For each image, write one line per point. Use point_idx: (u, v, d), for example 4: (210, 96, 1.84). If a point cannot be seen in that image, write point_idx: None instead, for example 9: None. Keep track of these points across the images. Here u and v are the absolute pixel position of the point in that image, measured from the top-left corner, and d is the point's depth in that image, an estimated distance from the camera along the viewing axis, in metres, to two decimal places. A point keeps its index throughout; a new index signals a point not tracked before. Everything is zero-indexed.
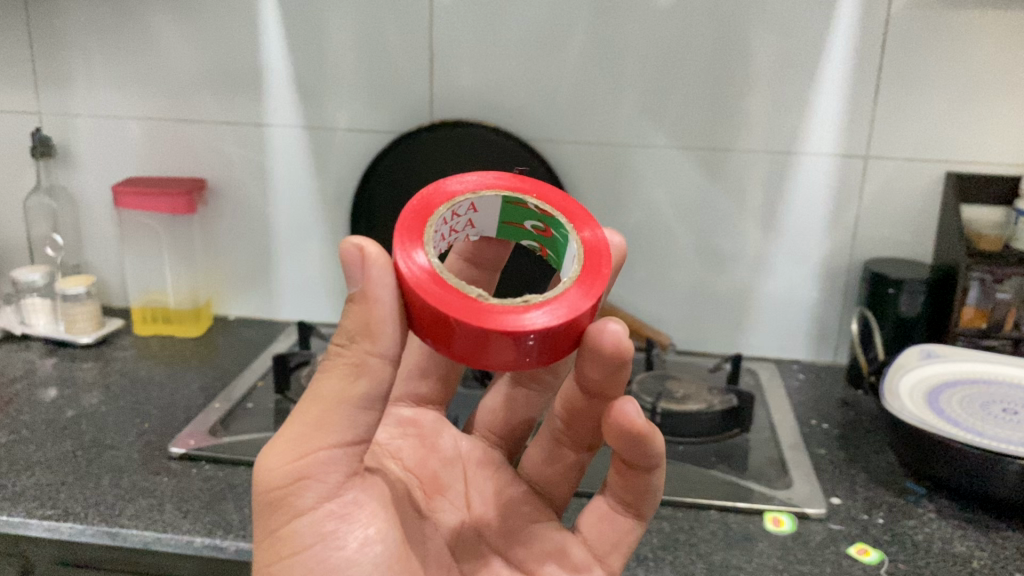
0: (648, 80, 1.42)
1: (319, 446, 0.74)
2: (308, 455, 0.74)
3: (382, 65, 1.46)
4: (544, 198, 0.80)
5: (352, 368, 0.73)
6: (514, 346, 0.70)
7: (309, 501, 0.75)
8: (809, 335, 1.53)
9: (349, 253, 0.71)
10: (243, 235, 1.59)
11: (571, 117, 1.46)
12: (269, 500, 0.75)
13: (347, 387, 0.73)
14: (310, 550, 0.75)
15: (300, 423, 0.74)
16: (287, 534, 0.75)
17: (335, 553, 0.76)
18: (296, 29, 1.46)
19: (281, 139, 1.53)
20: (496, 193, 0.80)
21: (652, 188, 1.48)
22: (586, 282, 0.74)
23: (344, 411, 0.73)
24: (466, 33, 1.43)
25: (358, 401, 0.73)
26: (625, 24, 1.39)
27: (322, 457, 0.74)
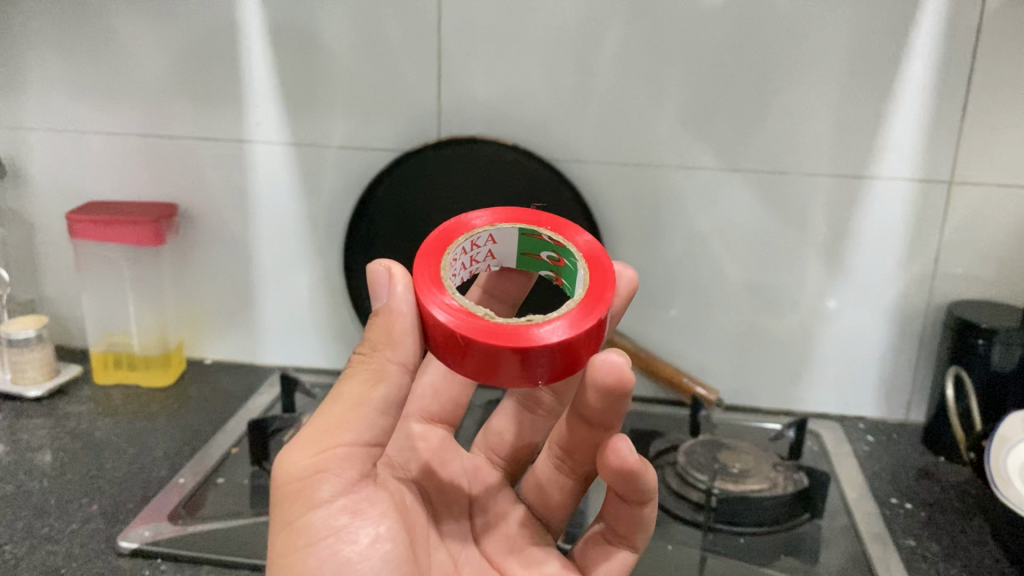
0: (693, 89, 1.20)
1: (337, 444, 0.75)
2: (327, 451, 0.75)
3: (379, 71, 1.25)
4: (558, 230, 0.83)
5: (373, 375, 0.76)
6: (521, 363, 0.70)
7: (328, 494, 0.75)
8: (876, 388, 1.31)
9: (377, 272, 0.77)
10: (222, 267, 1.38)
11: (602, 132, 1.25)
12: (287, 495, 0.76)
13: (367, 391, 0.76)
14: (322, 546, 0.75)
15: (320, 423, 0.76)
16: (300, 527, 0.75)
17: (345, 553, 0.75)
18: (280, 30, 1.24)
19: (266, 157, 1.32)
20: (512, 226, 0.83)
21: (696, 217, 1.26)
22: (588, 305, 0.74)
23: (361, 416, 0.76)
24: (478, 34, 1.21)
25: (375, 408, 0.76)
26: (668, 22, 1.17)
27: (341, 455, 0.76)
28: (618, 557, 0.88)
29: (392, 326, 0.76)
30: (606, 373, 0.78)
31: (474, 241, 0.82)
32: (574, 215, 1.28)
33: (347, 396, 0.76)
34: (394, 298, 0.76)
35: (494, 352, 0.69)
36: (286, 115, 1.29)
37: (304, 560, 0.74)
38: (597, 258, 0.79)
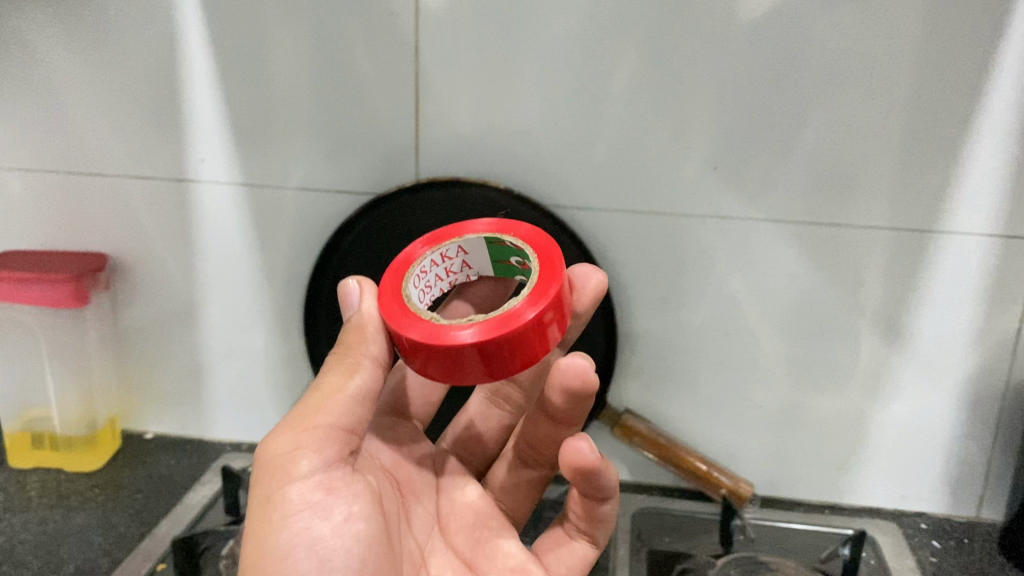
0: (724, 125, 0.98)
1: (313, 425, 0.73)
2: (304, 432, 0.73)
3: (344, 100, 1.04)
4: (519, 234, 0.76)
5: (347, 368, 0.75)
6: (481, 359, 0.67)
7: (306, 471, 0.72)
8: (942, 481, 1.10)
9: (347, 288, 0.78)
10: (165, 327, 1.17)
11: (613, 176, 1.03)
12: (263, 474, 0.73)
13: (345, 379, 0.75)
14: (294, 522, 0.71)
15: (301, 411, 0.75)
16: (273, 502, 0.71)
17: (318, 529, 0.71)
18: (223, 50, 1.03)
19: (214, 200, 1.11)
20: (477, 236, 0.78)
21: (727, 277, 1.05)
22: (536, 293, 0.69)
23: (336, 402, 0.74)
24: (462, 56, 1.00)
25: (349, 397, 0.75)
26: (694, 44, 0.95)
27: (317, 436, 0.73)
28: (577, 551, 0.87)
29: (363, 326, 0.77)
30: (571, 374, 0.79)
31: (442, 255, 0.80)
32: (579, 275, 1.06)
33: (326, 386, 0.75)
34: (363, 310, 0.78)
35: (452, 354, 0.67)
36: (234, 151, 1.08)
37: (276, 537, 0.70)
38: (549, 252, 0.73)
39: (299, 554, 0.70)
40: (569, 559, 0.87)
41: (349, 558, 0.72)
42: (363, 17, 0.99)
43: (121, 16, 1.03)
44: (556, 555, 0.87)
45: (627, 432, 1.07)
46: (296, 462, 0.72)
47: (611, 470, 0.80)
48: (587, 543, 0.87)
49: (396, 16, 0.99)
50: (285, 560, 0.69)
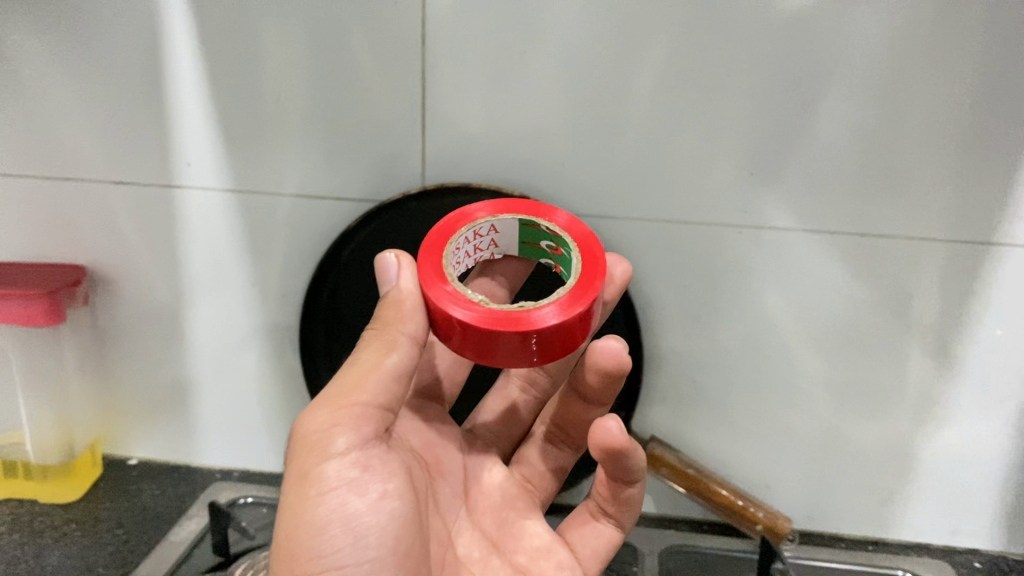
0: (763, 125, 0.89)
1: (352, 403, 0.69)
2: (341, 409, 0.69)
3: (342, 100, 0.94)
4: (557, 221, 0.74)
5: (387, 344, 0.71)
6: (508, 350, 0.67)
7: (343, 449, 0.69)
8: (993, 515, 1.01)
9: (386, 258, 0.73)
10: (149, 344, 1.08)
11: (638, 180, 0.94)
12: (300, 448, 0.70)
13: (383, 356, 0.70)
14: (331, 500, 0.69)
15: (337, 385, 0.71)
16: (310, 478, 0.69)
17: (354, 508, 0.69)
18: (208, 44, 0.93)
19: (201, 208, 1.02)
20: (512, 216, 0.75)
21: (762, 294, 0.95)
22: (577, 294, 0.68)
23: (373, 380, 0.70)
24: (473, 51, 0.90)
25: (388, 376, 0.71)
26: (731, 40, 0.86)
27: (355, 414, 0.69)
28: (601, 535, 0.89)
29: (404, 302, 0.71)
30: (605, 360, 0.80)
31: (476, 232, 0.76)
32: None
33: (363, 362, 0.71)
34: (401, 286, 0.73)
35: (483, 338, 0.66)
36: (223, 155, 0.99)
37: (312, 514, 0.68)
38: (592, 245, 0.72)
39: (336, 533, 0.68)
40: (593, 543, 0.89)
41: (383, 539, 0.70)
42: (362, 9, 0.89)
43: (90, 9, 0.92)
44: (579, 536, 0.89)
45: (654, 462, 0.98)
46: (334, 440, 0.69)
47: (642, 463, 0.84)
48: (612, 528, 0.89)
49: (399, 8, 0.89)
50: (322, 539, 0.68)
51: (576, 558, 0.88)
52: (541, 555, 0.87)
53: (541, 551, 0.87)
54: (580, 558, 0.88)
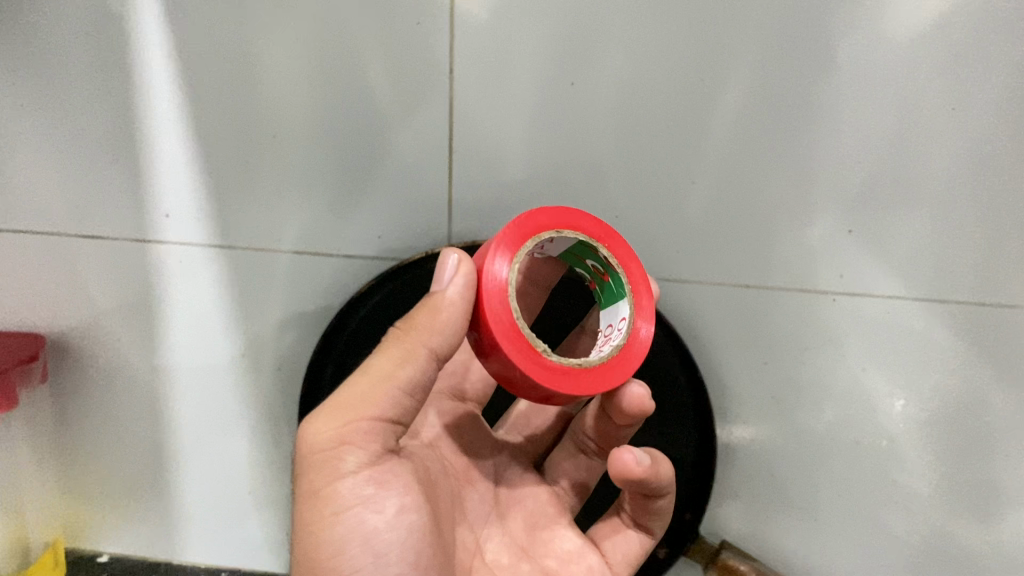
0: (847, 168, 0.76)
1: (359, 418, 0.56)
2: (350, 425, 0.56)
3: (355, 136, 0.81)
4: (619, 258, 0.58)
5: (404, 355, 0.57)
6: (526, 387, 0.55)
7: (356, 465, 0.56)
8: None
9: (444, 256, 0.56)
10: (116, 426, 0.90)
11: (706, 237, 0.78)
12: (304, 464, 0.57)
13: (401, 361, 0.57)
14: (346, 519, 0.56)
15: (344, 393, 0.57)
16: (319, 498, 0.56)
17: (373, 528, 0.56)
18: (200, 69, 0.80)
19: (182, 266, 0.84)
20: (576, 236, 0.57)
21: (856, 372, 0.79)
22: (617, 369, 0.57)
23: (386, 392, 0.57)
24: (522, 81, 0.78)
25: (406, 390, 0.57)
26: (826, 68, 0.75)
27: (366, 430, 0.56)
28: (633, 539, 0.71)
29: (433, 315, 0.56)
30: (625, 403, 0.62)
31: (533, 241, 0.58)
32: (665, 370, 0.79)
33: (375, 370, 0.57)
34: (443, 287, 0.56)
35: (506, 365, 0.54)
36: (214, 202, 0.83)
37: (328, 540, 0.56)
38: (646, 318, 0.59)
39: (356, 560, 0.56)
40: (623, 548, 0.71)
41: (411, 563, 0.57)
42: (397, 29, 0.78)
43: (79, 27, 0.80)
44: (608, 539, 0.72)
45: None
46: (344, 458, 0.56)
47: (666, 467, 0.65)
48: (646, 534, 0.71)
49: (440, 28, 0.78)
50: (342, 567, 0.56)
51: (609, 566, 0.70)
52: (571, 559, 0.69)
53: (568, 556, 0.69)
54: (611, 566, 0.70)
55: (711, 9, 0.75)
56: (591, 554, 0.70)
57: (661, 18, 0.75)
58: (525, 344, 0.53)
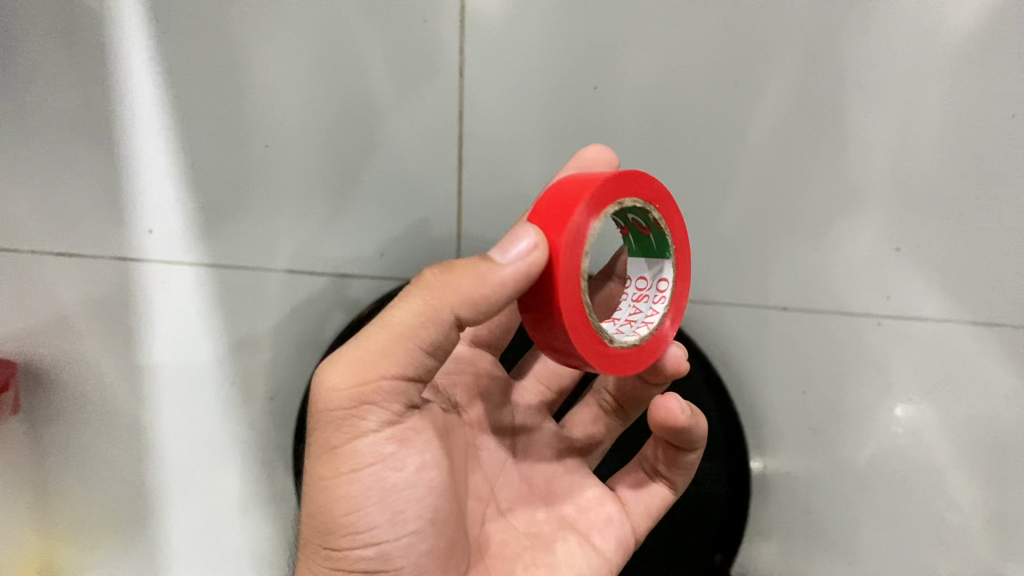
0: (887, 184, 0.71)
1: (382, 376, 0.47)
2: (370, 385, 0.47)
3: (355, 146, 0.74)
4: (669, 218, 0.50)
5: (435, 311, 0.47)
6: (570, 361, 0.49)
7: (378, 424, 0.48)
8: None
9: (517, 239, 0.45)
10: (96, 463, 0.81)
11: (738, 254, 0.72)
12: (318, 415, 0.49)
13: (439, 323, 0.47)
14: (365, 476, 0.49)
15: (363, 345, 0.47)
16: (335, 453, 0.49)
17: (392, 484, 0.50)
18: (186, 72, 0.73)
19: (167, 287, 0.78)
20: (635, 201, 0.48)
21: (898, 402, 0.73)
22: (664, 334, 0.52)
23: (411, 352, 0.47)
24: (540, 86, 0.72)
25: (434, 349, 0.48)
26: (870, 74, 0.70)
27: (390, 389, 0.48)
28: (656, 492, 0.63)
29: (480, 280, 0.46)
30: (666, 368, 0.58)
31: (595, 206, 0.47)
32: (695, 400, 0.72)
33: (399, 322, 0.47)
34: (499, 258, 0.46)
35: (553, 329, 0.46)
36: (200, 215, 0.76)
37: (343, 497, 0.49)
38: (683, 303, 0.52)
39: (372, 521, 0.49)
40: (643, 500, 0.63)
41: (432, 523, 0.51)
42: (405, 29, 0.72)
43: (55, 25, 0.73)
44: (626, 486, 0.63)
45: None
46: (366, 417, 0.48)
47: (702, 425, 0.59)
48: (669, 487, 0.63)
49: (451, 28, 0.71)
50: (359, 527, 0.49)
51: (628, 519, 0.62)
52: (589, 507, 0.61)
53: (585, 506, 0.61)
54: (630, 519, 0.62)
55: (746, 10, 0.69)
56: (610, 504, 0.61)
57: (692, 19, 0.70)
58: (589, 332, 0.46)
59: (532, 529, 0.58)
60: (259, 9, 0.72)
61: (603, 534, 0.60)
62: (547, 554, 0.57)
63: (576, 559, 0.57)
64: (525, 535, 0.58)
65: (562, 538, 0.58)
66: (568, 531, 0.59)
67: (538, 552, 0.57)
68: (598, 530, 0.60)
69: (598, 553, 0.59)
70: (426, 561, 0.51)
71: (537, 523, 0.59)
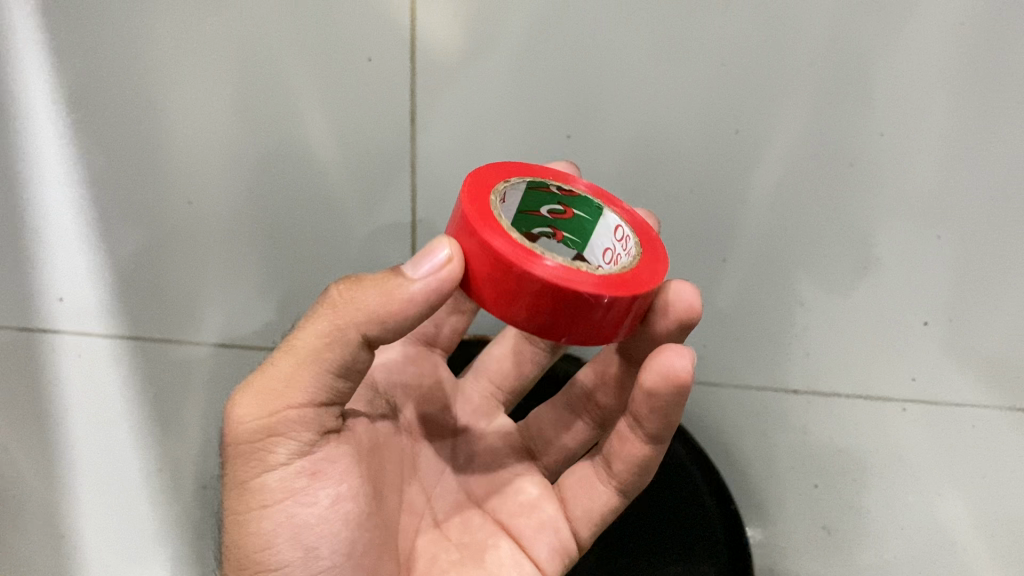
0: (905, 246, 0.61)
1: (287, 406, 0.40)
2: (279, 415, 0.40)
3: (295, 200, 0.64)
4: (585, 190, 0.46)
5: (342, 334, 0.39)
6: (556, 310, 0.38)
7: (288, 457, 0.41)
8: None
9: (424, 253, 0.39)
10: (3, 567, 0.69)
11: (733, 321, 0.64)
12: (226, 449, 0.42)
13: (349, 351, 0.40)
14: (274, 514, 0.41)
15: (271, 370, 0.41)
16: (242, 490, 0.41)
17: (304, 522, 0.42)
18: (97, 119, 0.62)
19: (83, 363, 0.67)
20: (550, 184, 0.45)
21: (915, 488, 0.64)
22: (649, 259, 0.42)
23: (324, 374, 0.40)
24: (507, 135, 0.62)
25: (349, 366, 0.41)
26: (894, 121, 0.59)
27: (301, 416, 0.40)
28: (600, 495, 0.50)
29: (387, 299, 0.39)
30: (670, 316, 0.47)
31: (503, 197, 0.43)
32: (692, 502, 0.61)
33: (303, 348, 0.40)
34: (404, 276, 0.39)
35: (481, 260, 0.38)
36: (119, 279, 0.66)
37: (249, 535, 0.42)
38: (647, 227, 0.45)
39: (286, 557, 0.41)
40: (584, 503, 0.50)
41: (353, 554, 0.43)
42: (346, 67, 0.60)
43: None
44: (570, 482, 0.51)
45: None
46: (272, 449, 0.41)
47: (680, 403, 0.45)
48: (618, 491, 0.50)
49: (401, 68, 0.60)
50: (269, 564, 0.41)
51: (565, 522, 0.50)
52: (525, 508, 0.51)
53: (519, 509, 0.51)
54: (569, 522, 0.50)
55: (752, 47, 0.58)
56: (550, 501, 0.51)
57: (686, 56, 0.59)
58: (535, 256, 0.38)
59: (463, 540, 0.49)
60: (172, 42, 0.60)
61: (538, 541, 0.49)
62: (477, 565, 0.47)
63: (506, 568, 0.47)
64: (453, 545, 0.49)
65: (494, 544, 0.49)
66: (501, 533, 0.49)
67: (467, 565, 0.47)
68: (532, 536, 0.49)
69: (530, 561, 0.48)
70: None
71: (469, 530, 0.50)
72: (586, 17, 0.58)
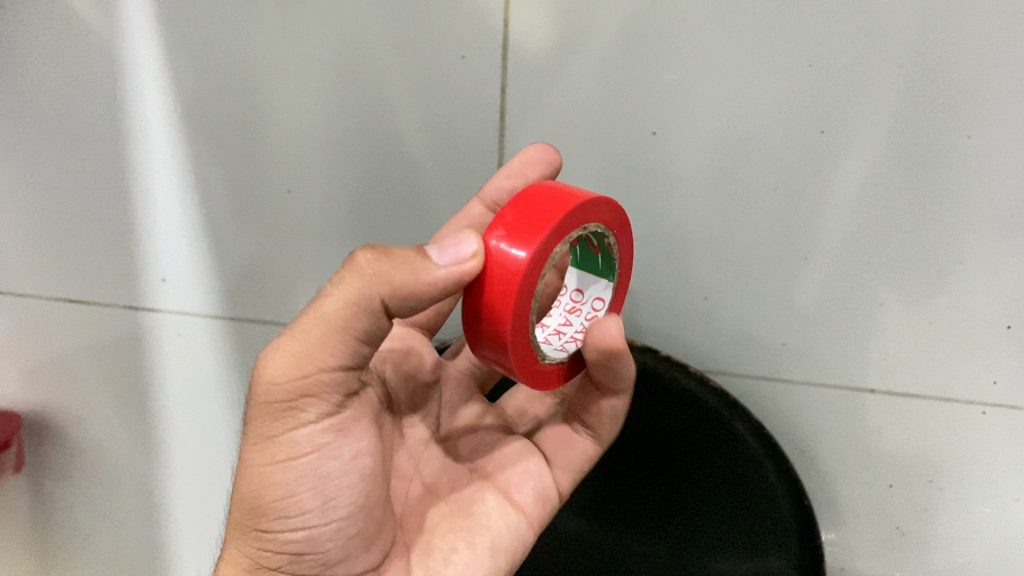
0: (994, 253, 0.61)
1: (324, 366, 0.40)
2: (313, 377, 0.40)
3: (388, 189, 0.67)
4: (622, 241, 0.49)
5: (370, 303, 0.39)
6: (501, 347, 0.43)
7: (319, 416, 0.42)
8: None
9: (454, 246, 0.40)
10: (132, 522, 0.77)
11: (814, 321, 0.65)
12: (253, 399, 0.42)
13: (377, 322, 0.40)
14: (300, 465, 0.42)
15: (296, 334, 0.40)
16: (273, 443, 0.42)
17: (325, 474, 0.43)
18: (200, 114, 0.65)
19: (182, 340, 0.71)
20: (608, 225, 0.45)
21: (992, 492, 0.66)
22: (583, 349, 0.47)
23: (352, 346, 0.41)
24: (595, 132, 0.63)
25: (376, 337, 0.41)
26: (984, 127, 0.58)
27: (334, 380, 0.41)
28: (581, 446, 0.55)
29: (418, 282, 0.39)
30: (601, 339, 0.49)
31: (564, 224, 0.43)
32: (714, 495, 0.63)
33: (329, 312, 0.39)
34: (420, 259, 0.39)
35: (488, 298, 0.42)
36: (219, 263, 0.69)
37: (274, 484, 0.42)
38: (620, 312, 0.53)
39: (304, 507, 0.43)
40: (566, 454, 0.55)
41: (362, 509, 0.45)
42: (439, 66, 0.62)
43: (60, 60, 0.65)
44: (550, 437, 0.56)
45: None
46: (307, 408, 0.41)
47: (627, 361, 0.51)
48: (594, 438, 0.55)
49: (492, 67, 0.62)
50: (290, 511, 0.43)
51: (549, 475, 0.54)
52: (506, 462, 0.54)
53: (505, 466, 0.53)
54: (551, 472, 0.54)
55: (842, 53, 0.58)
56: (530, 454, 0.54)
57: (772, 60, 0.59)
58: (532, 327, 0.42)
59: (455, 497, 0.51)
60: (269, 36, 0.62)
61: (522, 491, 0.52)
62: (466, 518, 0.50)
63: (498, 521, 0.50)
64: (445, 502, 0.51)
65: (481, 498, 0.51)
66: (486, 486, 0.52)
67: (457, 518, 0.50)
68: (517, 488, 0.52)
69: (516, 509, 0.52)
70: (351, 544, 0.45)
71: (458, 488, 0.52)
72: (677, 18, 0.59)
